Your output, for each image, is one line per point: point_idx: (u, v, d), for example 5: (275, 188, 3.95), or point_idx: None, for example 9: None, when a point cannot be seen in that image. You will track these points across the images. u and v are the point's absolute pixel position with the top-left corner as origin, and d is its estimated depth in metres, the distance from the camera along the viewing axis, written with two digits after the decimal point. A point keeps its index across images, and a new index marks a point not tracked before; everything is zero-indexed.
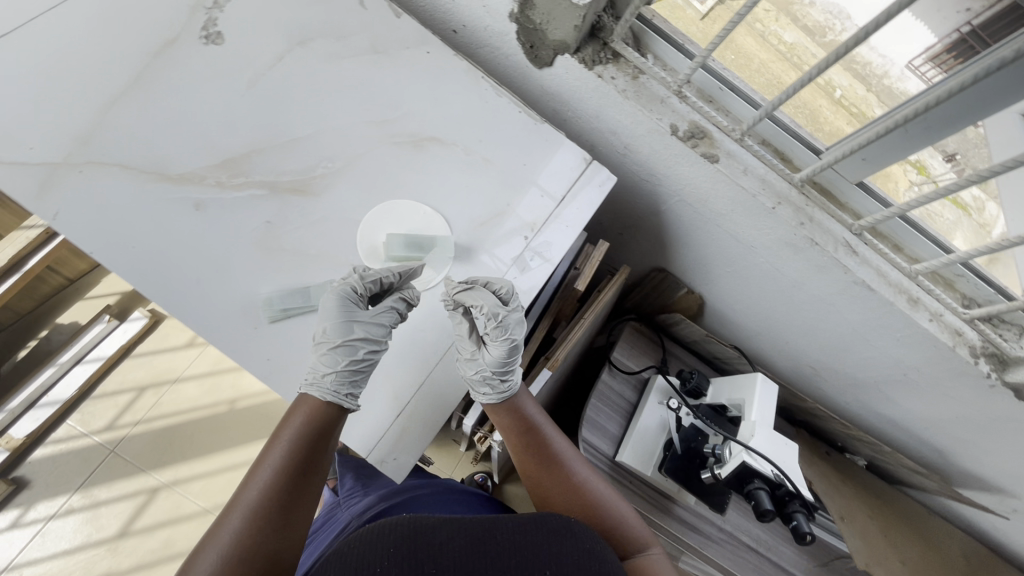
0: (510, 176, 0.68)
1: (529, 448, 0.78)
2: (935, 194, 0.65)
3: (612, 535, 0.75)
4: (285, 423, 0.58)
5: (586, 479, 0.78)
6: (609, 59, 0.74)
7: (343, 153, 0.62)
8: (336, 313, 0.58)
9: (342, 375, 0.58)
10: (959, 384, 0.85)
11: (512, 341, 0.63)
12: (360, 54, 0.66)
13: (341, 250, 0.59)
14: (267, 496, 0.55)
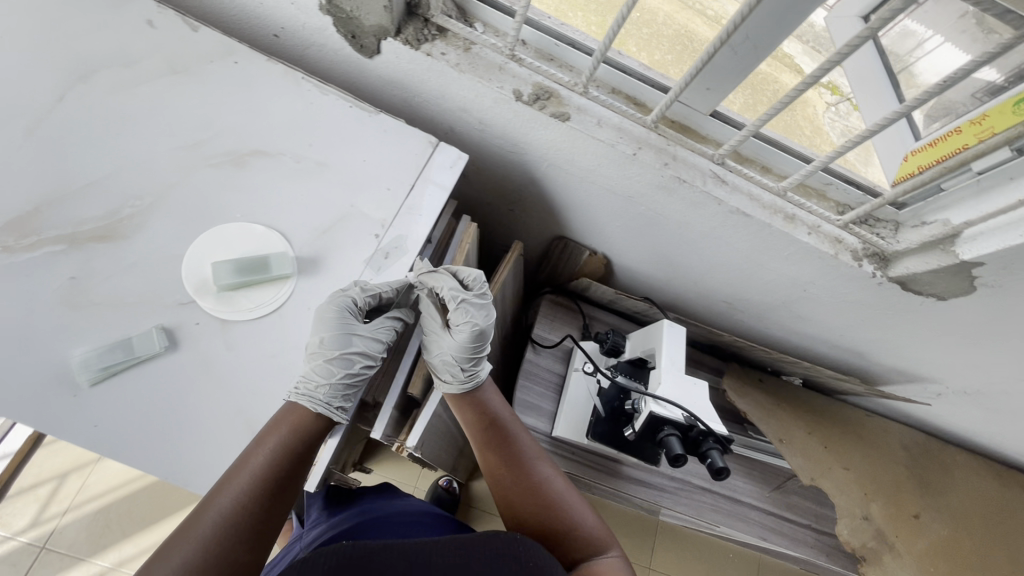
0: (350, 175, 0.64)
1: (490, 445, 0.76)
2: (771, 110, 0.65)
3: (569, 540, 0.70)
4: (265, 436, 0.51)
5: (546, 478, 0.75)
6: (435, 36, 0.71)
7: (153, 186, 0.57)
8: (335, 324, 0.56)
9: (336, 388, 0.55)
10: (851, 288, 0.87)
11: (475, 328, 0.71)
12: (156, 78, 0.61)
13: (163, 291, 0.54)
14: (232, 518, 0.47)
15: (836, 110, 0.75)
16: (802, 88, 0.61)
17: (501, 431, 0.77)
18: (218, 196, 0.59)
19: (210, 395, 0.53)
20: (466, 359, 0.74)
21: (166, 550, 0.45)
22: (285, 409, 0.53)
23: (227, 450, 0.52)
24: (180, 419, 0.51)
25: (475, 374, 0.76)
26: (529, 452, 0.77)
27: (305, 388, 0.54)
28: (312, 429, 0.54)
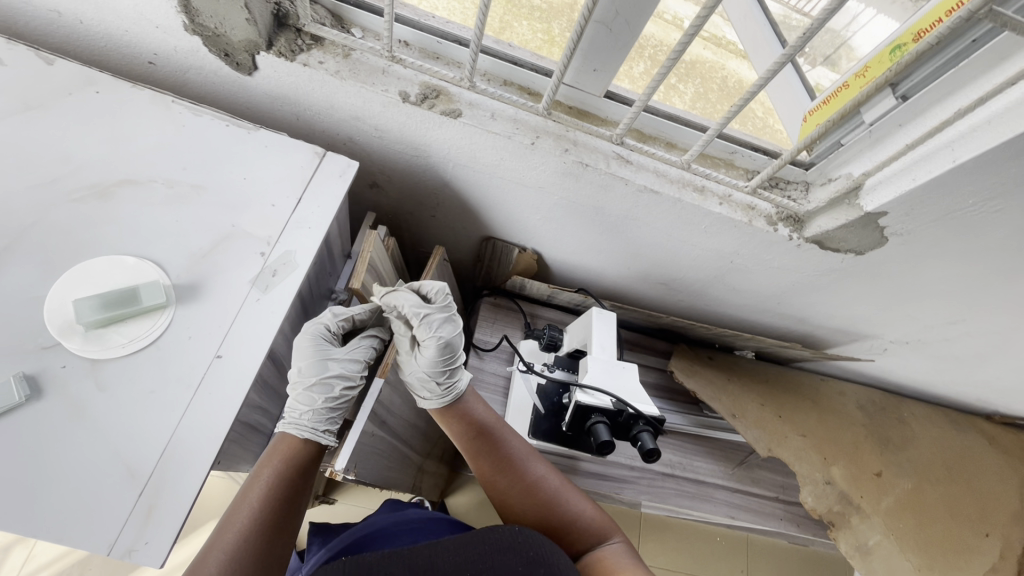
0: (231, 195, 0.62)
1: (482, 454, 0.77)
2: (653, 82, 0.62)
3: (572, 532, 0.73)
4: (260, 470, 0.63)
5: (541, 477, 0.76)
6: (310, 45, 0.70)
7: (9, 227, 0.54)
8: (312, 354, 0.69)
9: (318, 413, 0.69)
10: (774, 253, 0.87)
11: (438, 340, 0.73)
12: (9, 116, 0.58)
13: (24, 335, 0.51)
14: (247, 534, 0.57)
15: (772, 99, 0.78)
16: (674, 57, 0.57)
17: (490, 437, 0.77)
18: (85, 230, 0.56)
19: (82, 439, 0.49)
20: (438, 373, 0.75)
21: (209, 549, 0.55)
22: (274, 445, 0.66)
23: (104, 496, 0.48)
24: (49, 470, 0.48)
25: (453, 387, 0.77)
26: (523, 452, 0.78)
27: (299, 415, 0.68)
28: (302, 457, 0.67)
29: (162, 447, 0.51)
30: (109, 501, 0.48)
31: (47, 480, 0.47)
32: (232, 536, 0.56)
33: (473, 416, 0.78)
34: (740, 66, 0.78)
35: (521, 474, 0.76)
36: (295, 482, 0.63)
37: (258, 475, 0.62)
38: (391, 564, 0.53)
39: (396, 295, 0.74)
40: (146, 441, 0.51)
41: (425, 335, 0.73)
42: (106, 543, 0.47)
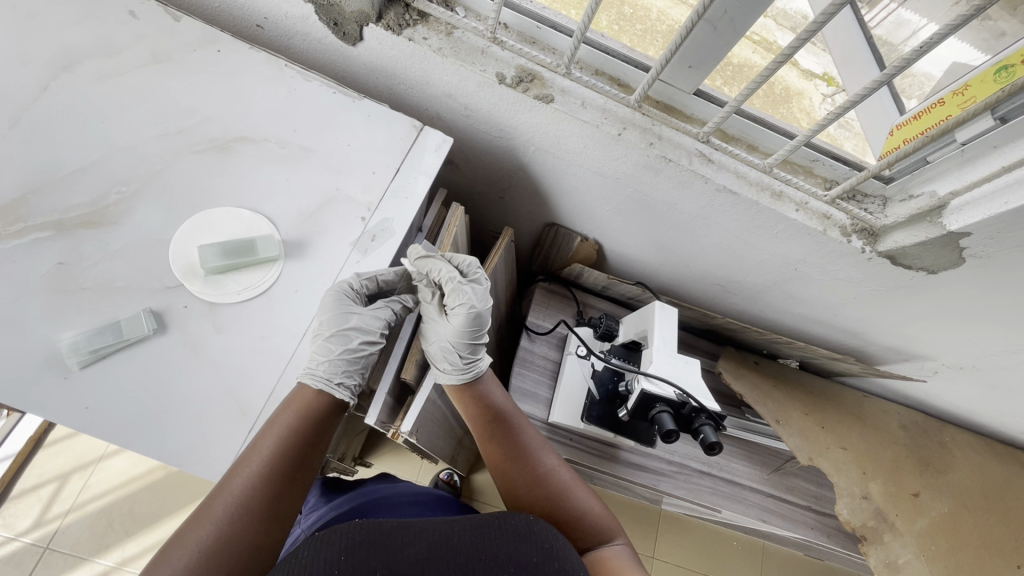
0: (336, 160, 0.65)
1: (495, 440, 0.73)
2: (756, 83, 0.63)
3: (580, 530, 0.68)
4: (274, 419, 0.52)
5: (551, 469, 0.72)
6: (416, 21, 0.72)
7: (140, 173, 0.58)
8: (331, 306, 0.57)
9: (333, 364, 0.56)
10: (842, 264, 0.87)
11: (471, 310, 0.70)
12: (140, 67, 0.62)
13: (151, 275, 0.54)
14: (236, 512, 0.49)
15: (833, 100, 0.74)
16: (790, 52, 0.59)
17: (506, 425, 0.73)
18: (205, 182, 0.60)
19: (199, 376, 0.53)
20: (466, 346, 0.72)
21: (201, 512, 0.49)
22: (288, 396, 0.54)
23: (216, 429, 0.52)
24: (171, 400, 0.52)
25: (475, 364, 0.73)
26: (535, 443, 0.74)
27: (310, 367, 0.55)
28: (321, 413, 0.54)
29: (270, 391, 0.54)
30: (222, 434, 0.52)
31: (167, 409, 0.51)
32: (219, 512, 0.48)
33: (492, 401, 0.74)
34: (789, 72, 0.76)
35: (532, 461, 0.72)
36: (304, 448, 0.52)
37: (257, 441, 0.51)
38: (408, 537, 0.50)
39: (432, 260, 0.69)
40: (254, 384, 0.54)
41: (462, 299, 0.69)
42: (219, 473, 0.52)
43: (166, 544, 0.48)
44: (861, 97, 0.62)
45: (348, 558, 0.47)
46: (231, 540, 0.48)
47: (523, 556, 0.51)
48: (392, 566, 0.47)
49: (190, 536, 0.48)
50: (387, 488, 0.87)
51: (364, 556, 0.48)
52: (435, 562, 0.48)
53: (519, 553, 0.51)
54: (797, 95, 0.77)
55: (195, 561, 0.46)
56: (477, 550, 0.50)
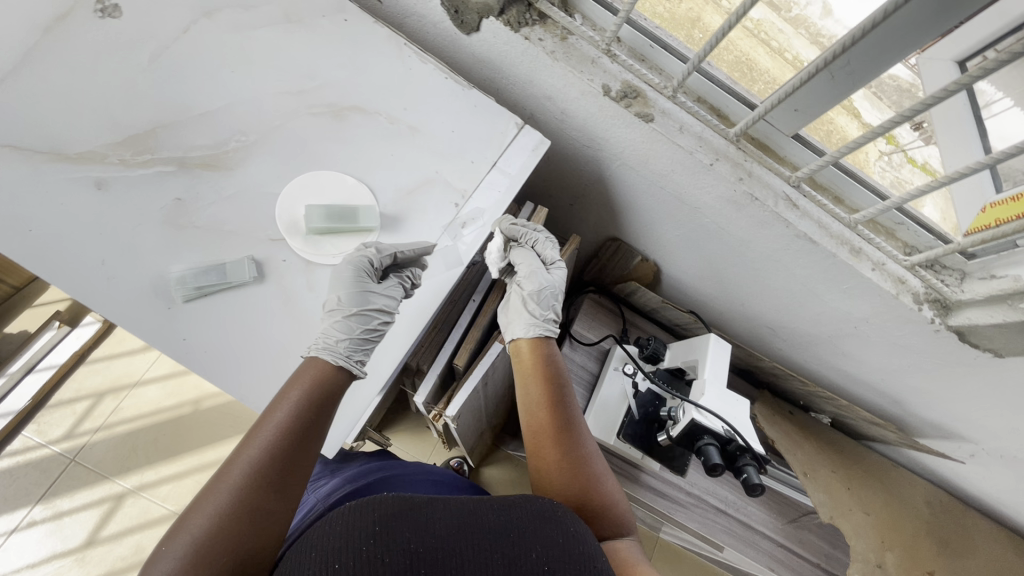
0: (439, 143, 0.67)
1: (548, 403, 0.71)
2: (878, 130, 0.62)
3: (599, 518, 0.64)
4: (288, 389, 0.52)
5: (591, 450, 0.69)
6: (535, 21, 0.73)
7: (260, 126, 0.60)
8: (351, 283, 0.57)
9: (355, 342, 0.56)
10: (905, 331, 0.85)
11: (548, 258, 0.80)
12: (273, 24, 0.64)
13: (258, 223, 0.57)
14: (239, 499, 0.47)
15: (888, 160, 0.73)
16: (908, 116, 0.59)
17: (564, 396, 0.72)
18: (318, 145, 0.62)
19: (285, 329, 0.56)
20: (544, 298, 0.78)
21: (208, 494, 0.47)
22: (297, 370, 0.53)
23: (296, 382, 0.54)
24: (256, 348, 0.54)
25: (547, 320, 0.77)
26: (580, 420, 0.72)
27: (319, 347, 0.54)
28: (330, 384, 0.54)
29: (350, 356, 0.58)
30: None
31: (251, 355, 0.53)
32: (218, 506, 0.46)
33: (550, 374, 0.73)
34: (851, 124, 0.71)
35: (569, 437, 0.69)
36: (302, 440, 0.51)
37: (255, 433, 0.50)
38: (437, 513, 0.52)
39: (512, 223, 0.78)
40: (340, 347, 0.58)
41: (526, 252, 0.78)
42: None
43: (173, 525, 0.46)
44: (962, 175, 0.61)
45: (381, 527, 0.49)
46: (226, 537, 0.45)
47: (545, 538, 0.52)
48: (424, 539, 0.49)
49: (180, 533, 0.45)
50: (399, 464, 0.87)
51: (397, 527, 0.49)
52: (463, 541, 0.50)
53: (540, 534, 0.52)
54: None
55: (201, 540, 0.44)
56: (504, 534, 0.51)
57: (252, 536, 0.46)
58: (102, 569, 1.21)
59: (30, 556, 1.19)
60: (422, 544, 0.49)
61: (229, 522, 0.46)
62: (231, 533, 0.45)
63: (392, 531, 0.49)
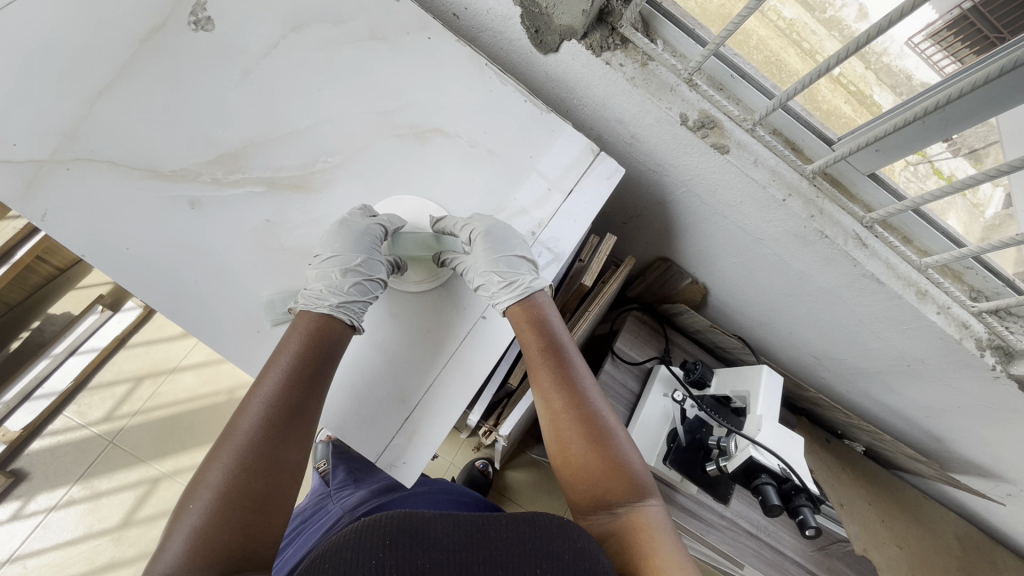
0: (516, 168, 0.66)
1: (545, 370, 0.61)
2: (970, 180, 0.61)
3: (611, 481, 0.56)
4: (286, 341, 0.54)
5: (601, 412, 0.60)
6: (617, 45, 0.72)
7: (345, 147, 0.61)
8: (359, 246, 0.58)
9: (355, 302, 0.58)
10: (963, 374, 0.83)
11: (475, 229, 0.62)
12: (359, 40, 0.63)
13: (357, 250, 0.57)
14: (247, 450, 0.48)
15: (915, 170, 0.70)
16: (994, 173, 0.59)
17: (562, 358, 0.61)
18: (399, 167, 0.63)
19: (371, 358, 0.59)
20: (482, 279, 0.62)
21: (220, 450, 0.49)
22: (295, 325, 0.55)
23: (381, 409, 0.58)
24: (349, 374, 0.59)
25: (516, 283, 0.62)
26: (584, 380, 0.61)
27: (336, 307, 0.56)
28: (328, 337, 0.55)
29: (429, 385, 0.60)
30: (384, 419, 0.58)
31: (344, 382, 0.58)
32: (227, 461, 0.48)
33: (549, 326, 0.63)
34: None
35: (572, 393, 0.60)
36: (303, 394, 0.52)
37: (255, 390, 0.52)
38: (445, 525, 0.44)
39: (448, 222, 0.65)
40: (418, 375, 0.59)
41: (480, 223, 0.62)
42: (374, 453, 0.58)
43: (189, 486, 0.48)
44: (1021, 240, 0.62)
45: (392, 542, 0.42)
46: (238, 491, 0.47)
47: (556, 557, 0.44)
48: (432, 553, 0.42)
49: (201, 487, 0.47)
50: (423, 481, 0.90)
51: (407, 538, 0.43)
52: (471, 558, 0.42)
53: (553, 553, 0.44)
54: None
55: (221, 491, 0.46)
56: (514, 547, 0.44)
57: (265, 484, 0.48)
58: (136, 550, 1.23)
59: (65, 534, 1.21)
60: (429, 558, 0.42)
61: (241, 471, 0.47)
62: (243, 482, 0.47)
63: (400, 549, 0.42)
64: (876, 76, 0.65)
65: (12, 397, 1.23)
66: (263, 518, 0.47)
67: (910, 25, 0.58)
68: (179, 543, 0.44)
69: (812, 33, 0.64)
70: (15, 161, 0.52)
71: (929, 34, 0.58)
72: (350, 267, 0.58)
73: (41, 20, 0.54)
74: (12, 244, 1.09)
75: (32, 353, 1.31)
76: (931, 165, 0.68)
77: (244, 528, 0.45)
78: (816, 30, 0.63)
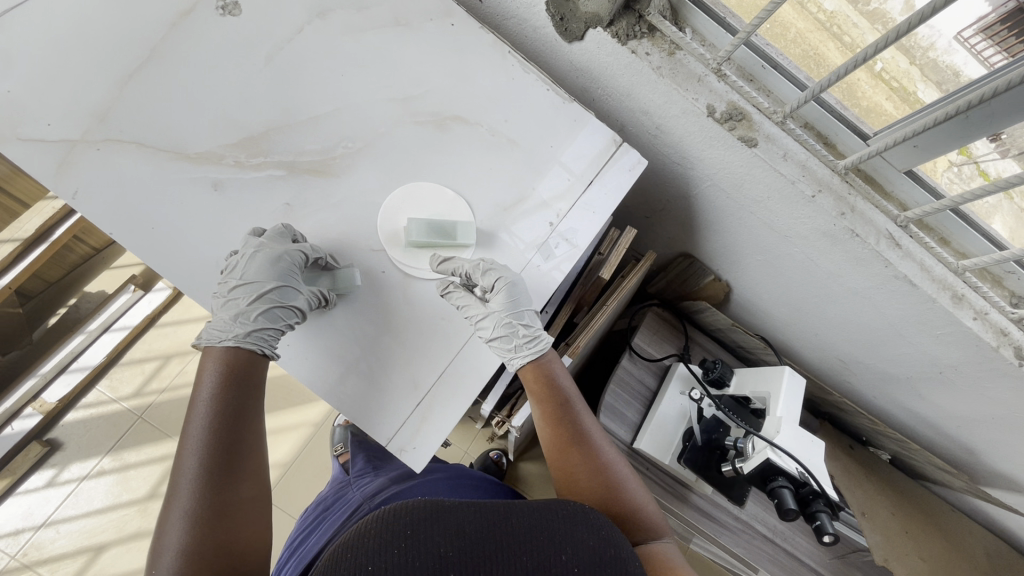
0: (536, 158, 0.66)
1: (558, 422, 0.64)
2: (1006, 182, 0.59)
3: (629, 526, 0.60)
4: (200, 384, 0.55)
5: (613, 459, 0.63)
6: (643, 34, 0.70)
7: (365, 132, 0.61)
8: (274, 274, 0.55)
9: (268, 331, 0.56)
10: (999, 383, 0.79)
11: (505, 281, 0.60)
12: (382, 26, 0.63)
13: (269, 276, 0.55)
14: (199, 495, 0.50)
15: (958, 171, 0.66)
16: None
17: (573, 410, 0.65)
18: (417, 154, 0.63)
19: (385, 343, 0.59)
20: (504, 331, 0.60)
21: (172, 503, 0.51)
22: (207, 367, 0.56)
23: (392, 395, 0.58)
24: (363, 358, 0.59)
25: (538, 337, 0.64)
26: (595, 431, 0.65)
27: (241, 337, 0.56)
28: (239, 366, 0.56)
29: (441, 372, 0.60)
30: (394, 404, 0.58)
31: (359, 365, 0.58)
32: (184, 509, 0.50)
33: (559, 380, 0.66)
34: None
35: (585, 443, 0.63)
36: (232, 427, 0.54)
37: (186, 438, 0.53)
38: (470, 515, 0.47)
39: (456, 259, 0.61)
40: (431, 361, 0.60)
41: (502, 273, 0.61)
42: (386, 437, 0.58)
43: (153, 545, 0.50)
44: None
45: (416, 532, 0.44)
46: (203, 530, 0.49)
47: (575, 540, 0.47)
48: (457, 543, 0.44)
49: (173, 509, 0.50)
50: (439, 468, 0.90)
51: (430, 528, 0.45)
52: (493, 546, 0.45)
53: (571, 538, 0.47)
54: None
55: (185, 538, 0.49)
56: (535, 536, 0.46)
57: (224, 517, 0.51)
58: None
59: (96, 503, 1.27)
60: (455, 548, 0.44)
61: (199, 515, 0.50)
62: (205, 522, 0.50)
63: (423, 538, 0.44)
64: (922, 72, 0.62)
65: (49, 370, 1.29)
66: (233, 548, 0.50)
67: (960, 19, 0.55)
68: (170, 563, 0.48)
69: (855, 26, 0.61)
70: (48, 140, 0.54)
71: (981, 29, 0.55)
72: (263, 295, 0.56)
73: (78, 4, 0.55)
74: (51, 222, 1.14)
75: (69, 328, 1.36)
76: (977, 167, 0.64)
77: (218, 562, 0.49)
78: (859, 23, 0.60)
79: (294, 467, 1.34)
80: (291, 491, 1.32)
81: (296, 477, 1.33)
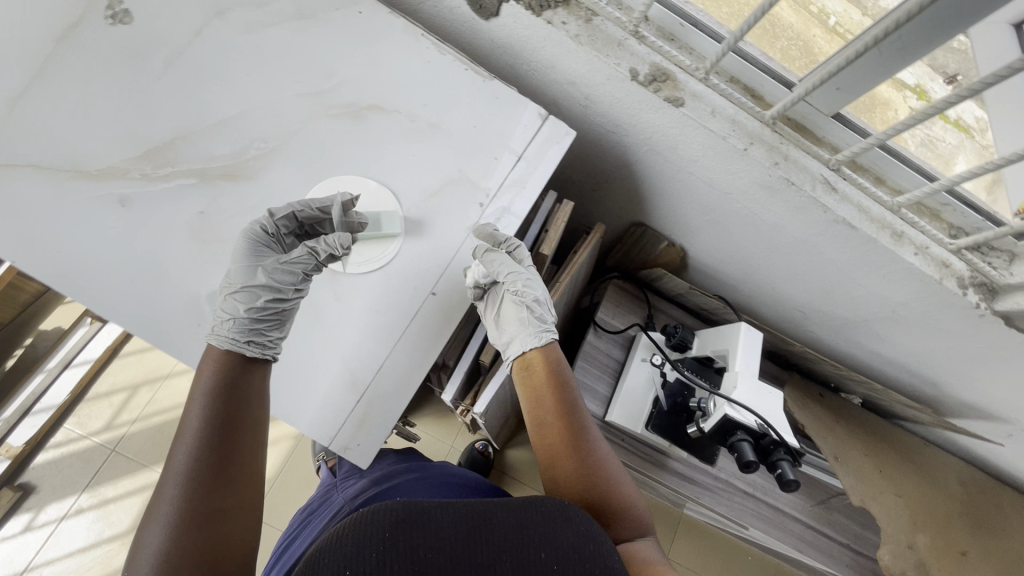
0: (461, 140, 0.65)
1: (558, 415, 0.64)
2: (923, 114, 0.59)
3: (621, 520, 0.60)
4: (199, 378, 0.52)
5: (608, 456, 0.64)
6: (557, 3, 0.69)
7: (277, 130, 0.60)
8: (244, 256, 0.56)
9: (244, 319, 0.54)
10: (948, 315, 0.80)
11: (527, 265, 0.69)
12: (285, 20, 0.61)
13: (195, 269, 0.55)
14: (190, 494, 0.46)
15: None
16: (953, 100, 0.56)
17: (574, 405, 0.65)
18: (335, 148, 0.61)
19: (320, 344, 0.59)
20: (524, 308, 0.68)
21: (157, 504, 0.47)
22: (203, 365, 0.53)
23: (331, 395, 0.58)
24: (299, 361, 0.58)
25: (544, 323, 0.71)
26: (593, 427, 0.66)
27: (219, 333, 0.54)
28: (238, 364, 0.54)
29: (379, 366, 0.59)
30: (334, 404, 0.58)
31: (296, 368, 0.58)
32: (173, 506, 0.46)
33: (562, 375, 0.68)
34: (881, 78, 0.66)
35: (584, 437, 0.64)
36: (233, 420, 0.50)
37: (180, 435, 0.49)
38: (453, 513, 0.44)
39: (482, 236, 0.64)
40: (368, 356, 0.59)
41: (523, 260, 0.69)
42: (327, 437, 0.58)
43: (131, 547, 0.45)
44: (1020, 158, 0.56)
45: (393, 535, 0.41)
46: (189, 530, 0.45)
47: (561, 539, 0.44)
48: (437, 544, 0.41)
49: (158, 510, 0.46)
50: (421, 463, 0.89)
51: (408, 530, 0.42)
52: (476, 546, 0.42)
53: (556, 537, 0.44)
54: (883, 104, 0.66)
55: (168, 539, 0.44)
56: (521, 535, 0.44)
57: (214, 517, 0.46)
58: None
59: (78, 541, 1.24)
60: (435, 549, 0.41)
61: (188, 515, 0.45)
62: (195, 524, 0.45)
63: (400, 541, 0.41)
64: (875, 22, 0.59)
65: (12, 414, 1.26)
66: (223, 547, 0.46)
67: None
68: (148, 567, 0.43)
69: None
70: None
71: None
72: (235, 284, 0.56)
73: None
74: None
75: (28, 368, 1.33)
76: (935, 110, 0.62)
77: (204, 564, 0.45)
78: None
79: (278, 482, 1.32)
80: (277, 506, 1.30)
81: (281, 491, 1.32)
